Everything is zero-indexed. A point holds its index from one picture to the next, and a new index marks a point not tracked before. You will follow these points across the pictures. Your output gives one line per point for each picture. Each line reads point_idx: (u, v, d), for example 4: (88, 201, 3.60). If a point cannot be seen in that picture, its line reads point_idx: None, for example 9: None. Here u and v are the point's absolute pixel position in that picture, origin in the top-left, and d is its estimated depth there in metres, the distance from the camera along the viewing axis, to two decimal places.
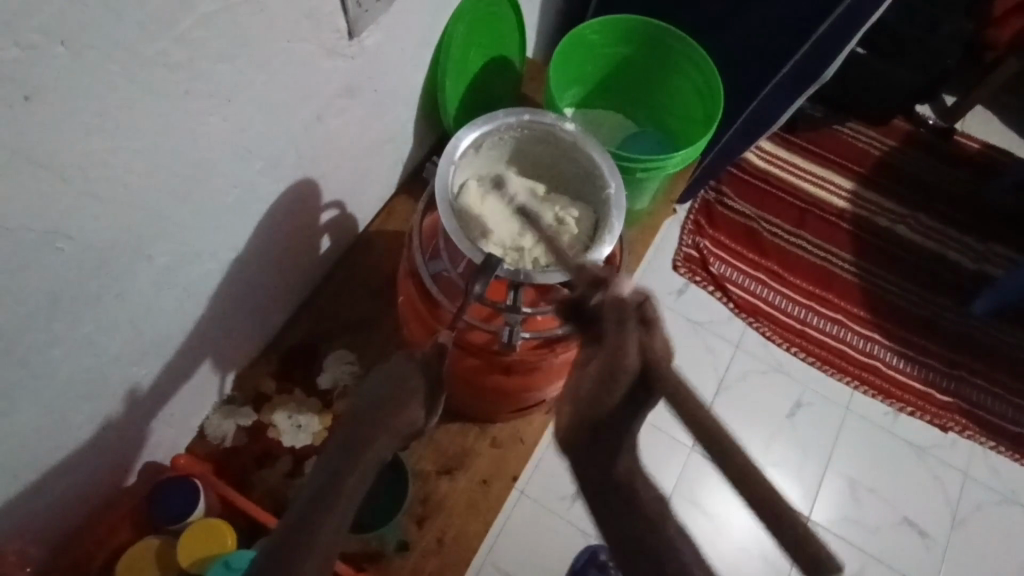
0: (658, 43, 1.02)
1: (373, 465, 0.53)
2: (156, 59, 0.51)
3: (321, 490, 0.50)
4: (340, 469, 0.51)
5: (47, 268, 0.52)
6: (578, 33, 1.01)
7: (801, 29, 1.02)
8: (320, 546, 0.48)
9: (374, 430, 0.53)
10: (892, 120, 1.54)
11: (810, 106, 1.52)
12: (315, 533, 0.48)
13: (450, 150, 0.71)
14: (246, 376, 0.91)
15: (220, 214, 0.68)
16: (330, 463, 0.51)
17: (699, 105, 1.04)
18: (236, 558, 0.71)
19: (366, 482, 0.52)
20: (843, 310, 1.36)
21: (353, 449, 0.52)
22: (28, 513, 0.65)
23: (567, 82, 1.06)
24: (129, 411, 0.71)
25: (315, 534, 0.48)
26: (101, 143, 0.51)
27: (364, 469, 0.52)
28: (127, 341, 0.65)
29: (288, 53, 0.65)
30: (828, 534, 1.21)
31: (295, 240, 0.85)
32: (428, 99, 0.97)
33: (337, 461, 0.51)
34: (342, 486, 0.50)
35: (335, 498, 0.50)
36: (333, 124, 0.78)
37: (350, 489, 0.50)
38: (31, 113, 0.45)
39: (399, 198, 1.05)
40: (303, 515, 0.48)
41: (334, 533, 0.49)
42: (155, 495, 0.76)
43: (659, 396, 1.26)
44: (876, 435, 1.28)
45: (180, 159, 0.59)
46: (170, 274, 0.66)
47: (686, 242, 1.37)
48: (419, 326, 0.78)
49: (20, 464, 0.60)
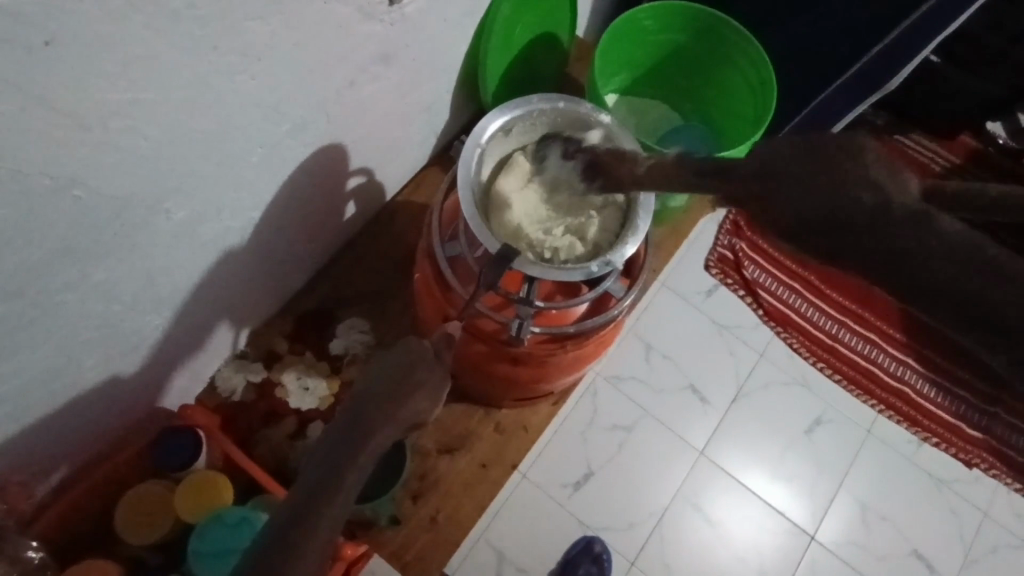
0: (715, 36, 0.97)
1: (375, 456, 0.52)
2: (185, 13, 0.50)
3: (321, 480, 0.49)
4: (342, 459, 0.50)
5: (62, 215, 0.52)
6: (631, 16, 0.96)
7: (870, 31, 0.95)
8: (323, 532, 0.48)
9: (378, 419, 0.53)
10: (959, 135, 1.44)
11: (872, 112, 1.43)
12: (318, 523, 0.48)
13: (477, 132, 0.69)
14: (260, 333, 0.91)
15: (243, 172, 0.68)
16: (328, 452, 0.51)
17: (751, 104, 0.98)
18: (229, 513, 0.73)
19: (366, 474, 0.51)
20: (878, 329, 1.30)
21: (354, 442, 0.51)
22: (34, 445, 0.67)
23: (615, 67, 1.02)
24: (140, 358, 0.72)
25: (318, 520, 0.48)
26: (123, 97, 0.50)
27: (365, 459, 0.51)
28: (142, 291, 0.65)
29: (323, 14, 0.63)
30: (832, 556, 1.18)
31: (319, 202, 0.85)
32: (466, 73, 0.94)
33: (337, 453, 0.51)
34: (343, 476, 0.50)
35: (336, 491, 0.49)
36: (365, 91, 0.77)
37: (347, 481, 0.50)
38: (52, 58, 0.44)
39: (429, 169, 1.03)
40: (303, 506, 0.48)
41: (336, 522, 0.49)
42: (156, 443, 0.76)
43: (674, 396, 1.23)
44: (897, 463, 1.24)
45: (204, 117, 0.58)
46: (188, 229, 0.66)
47: (722, 242, 1.32)
48: (431, 307, 0.76)
49: (28, 401, 0.62)
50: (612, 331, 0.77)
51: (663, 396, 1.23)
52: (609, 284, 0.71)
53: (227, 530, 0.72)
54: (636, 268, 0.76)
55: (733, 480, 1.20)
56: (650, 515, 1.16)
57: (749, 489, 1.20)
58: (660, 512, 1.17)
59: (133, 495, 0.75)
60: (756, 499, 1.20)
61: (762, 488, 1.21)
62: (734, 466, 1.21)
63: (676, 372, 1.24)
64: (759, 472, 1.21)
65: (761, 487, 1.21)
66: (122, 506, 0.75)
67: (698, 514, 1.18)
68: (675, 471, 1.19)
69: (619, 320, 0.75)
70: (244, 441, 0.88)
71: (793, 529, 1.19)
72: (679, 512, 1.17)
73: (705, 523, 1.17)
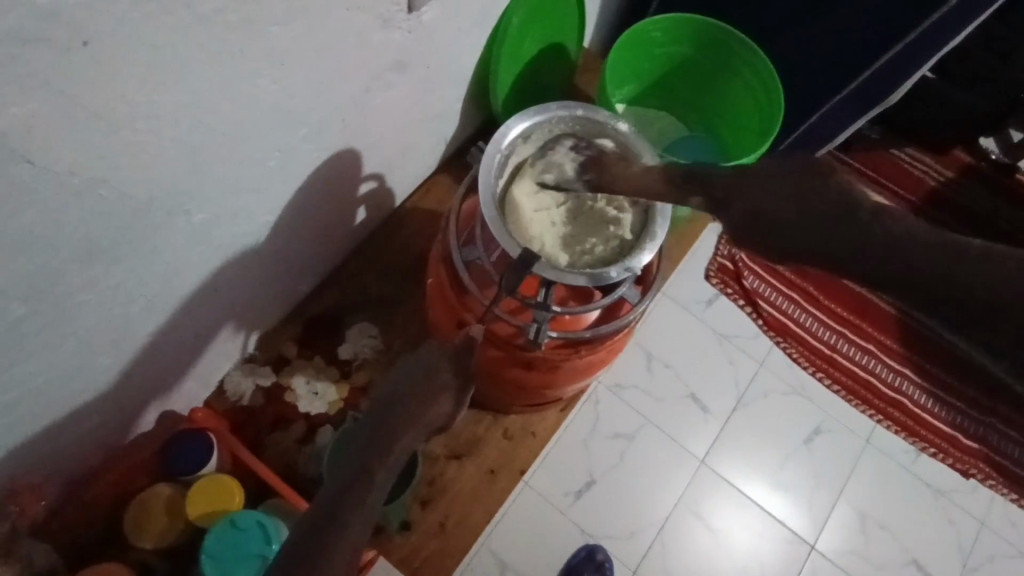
0: (722, 49, 0.99)
1: (401, 459, 0.52)
2: (212, 17, 0.50)
3: (350, 480, 0.50)
4: (369, 461, 0.51)
5: (86, 216, 0.52)
6: (639, 28, 0.98)
7: (869, 47, 0.97)
8: (352, 533, 0.48)
9: (404, 421, 0.53)
10: (952, 149, 1.46)
11: (868, 126, 1.45)
12: (347, 525, 0.49)
13: (497, 138, 0.71)
14: (269, 338, 0.91)
15: (261, 176, 0.68)
16: (355, 455, 0.51)
17: (756, 117, 1.00)
18: (242, 518, 0.72)
19: (390, 476, 0.52)
20: (876, 341, 1.32)
21: (380, 444, 0.51)
22: (46, 448, 0.66)
23: (622, 78, 1.03)
24: (153, 361, 0.72)
25: (348, 521, 0.49)
26: (153, 99, 0.50)
27: (391, 461, 0.51)
28: (159, 293, 0.65)
29: (344, 20, 0.63)
30: (832, 565, 1.19)
31: (331, 207, 0.85)
32: (477, 82, 0.96)
33: (364, 454, 0.51)
34: (372, 476, 0.50)
35: (364, 492, 0.50)
36: (381, 98, 0.77)
37: (375, 483, 0.50)
38: (87, 58, 0.44)
39: (437, 175, 1.04)
40: (333, 504, 0.49)
41: (363, 524, 0.49)
42: (170, 447, 0.77)
43: (675, 404, 1.24)
44: (895, 472, 1.25)
45: (225, 119, 0.58)
46: (206, 232, 0.66)
47: (722, 252, 1.33)
48: (445, 311, 0.76)
49: (43, 403, 0.61)
50: (623, 338, 0.78)
51: (664, 405, 1.23)
52: (623, 290, 0.72)
53: (239, 536, 0.71)
54: (650, 277, 0.76)
55: (733, 488, 1.21)
56: (653, 522, 1.17)
57: (750, 498, 1.21)
58: (661, 521, 1.17)
59: (144, 498, 0.75)
60: (756, 508, 1.20)
61: (761, 497, 1.21)
62: (734, 474, 1.22)
63: (676, 381, 1.25)
64: (760, 481, 1.22)
65: (760, 496, 1.21)
66: (133, 510, 0.75)
67: (699, 522, 1.18)
68: (677, 479, 1.20)
69: (632, 326, 0.76)
70: (253, 445, 0.88)
71: (793, 538, 1.20)
72: (681, 521, 1.18)
73: (705, 530, 1.18)
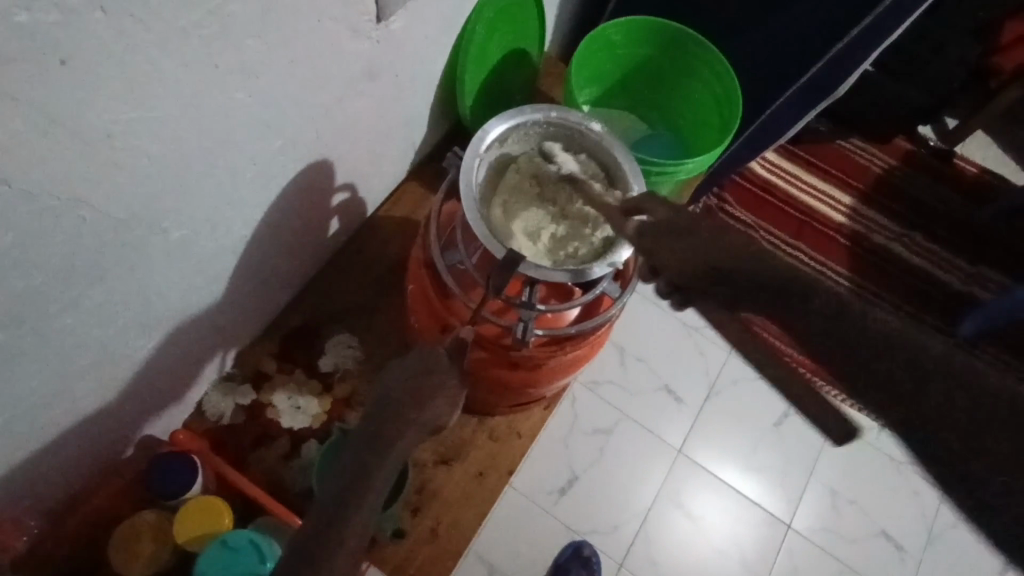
0: (680, 48, 1.02)
1: (397, 463, 0.53)
2: (189, 31, 0.50)
3: (348, 486, 0.51)
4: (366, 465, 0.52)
5: (65, 238, 0.51)
6: (598, 31, 1.01)
7: (816, 44, 1.02)
8: (349, 540, 0.49)
9: (399, 424, 0.54)
10: (893, 138, 1.53)
11: (815, 119, 1.52)
12: (343, 532, 0.49)
13: (477, 142, 0.72)
14: (247, 355, 0.90)
15: (237, 189, 0.67)
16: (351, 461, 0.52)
17: (716, 113, 1.04)
18: (234, 538, 0.71)
19: (387, 479, 0.52)
20: None
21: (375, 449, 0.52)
22: (25, 481, 0.64)
23: (585, 80, 1.06)
24: (132, 384, 0.70)
25: (345, 524, 0.49)
26: (130, 115, 0.50)
27: (387, 464, 0.52)
28: (138, 314, 0.64)
29: (315, 30, 0.64)
30: (807, 542, 1.23)
31: (305, 219, 0.84)
32: (443, 88, 0.97)
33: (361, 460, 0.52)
34: (370, 478, 0.51)
35: (362, 496, 0.51)
36: (353, 107, 0.77)
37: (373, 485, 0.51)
38: (64, 76, 0.43)
39: (407, 183, 1.04)
40: (332, 510, 0.50)
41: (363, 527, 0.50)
42: (150, 472, 0.74)
43: (650, 397, 1.27)
44: (859, 448, 1.31)
45: (203, 134, 0.58)
46: (184, 249, 0.65)
47: None
48: (429, 316, 0.77)
49: (21, 433, 0.59)
50: (604, 333, 0.80)
51: (637, 398, 1.26)
52: (604, 285, 0.73)
53: (231, 556, 0.70)
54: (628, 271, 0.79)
55: (709, 475, 1.24)
56: (635, 514, 1.19)
57: (726, 483, 1.24)
58: (643, 512, 1.19)
59: (129, 524, 0.73)
60: (732, 492, 1.24)
61: (737, 481, 1.25)
62: (710, 462, 1.25)
63: (650, 374, 1.28)
64: (735, 467, 1.26)
65: (736, 480, 1.25)
66: (119, 536, 0.73)
67: (678, 510, 1.21)
68: (656, 469, 1.22)
69: (613, 320, 0.78)
70: (237, 463, 0.87)
71: (770, 519, 1.24)
72: (662, 512, 1.20)
73: (685, 518, 1.21)
